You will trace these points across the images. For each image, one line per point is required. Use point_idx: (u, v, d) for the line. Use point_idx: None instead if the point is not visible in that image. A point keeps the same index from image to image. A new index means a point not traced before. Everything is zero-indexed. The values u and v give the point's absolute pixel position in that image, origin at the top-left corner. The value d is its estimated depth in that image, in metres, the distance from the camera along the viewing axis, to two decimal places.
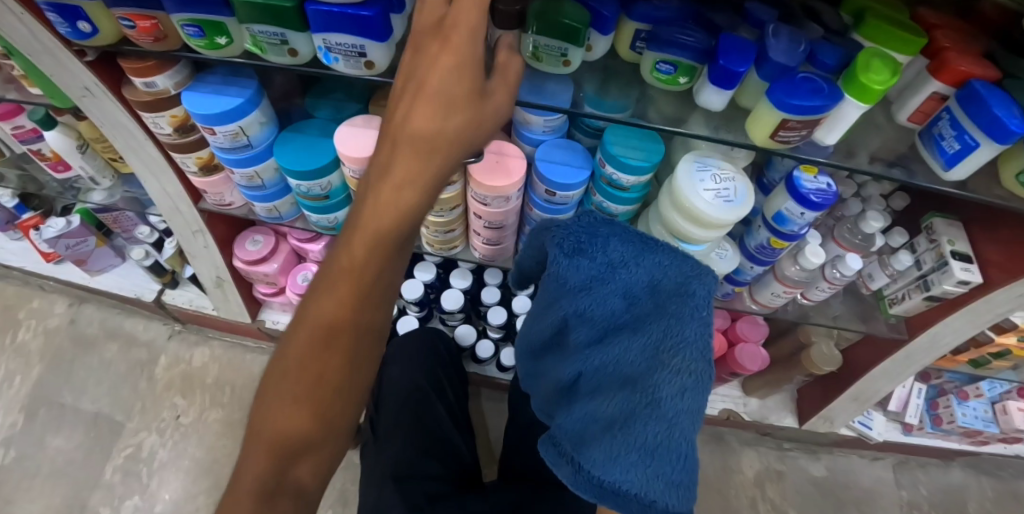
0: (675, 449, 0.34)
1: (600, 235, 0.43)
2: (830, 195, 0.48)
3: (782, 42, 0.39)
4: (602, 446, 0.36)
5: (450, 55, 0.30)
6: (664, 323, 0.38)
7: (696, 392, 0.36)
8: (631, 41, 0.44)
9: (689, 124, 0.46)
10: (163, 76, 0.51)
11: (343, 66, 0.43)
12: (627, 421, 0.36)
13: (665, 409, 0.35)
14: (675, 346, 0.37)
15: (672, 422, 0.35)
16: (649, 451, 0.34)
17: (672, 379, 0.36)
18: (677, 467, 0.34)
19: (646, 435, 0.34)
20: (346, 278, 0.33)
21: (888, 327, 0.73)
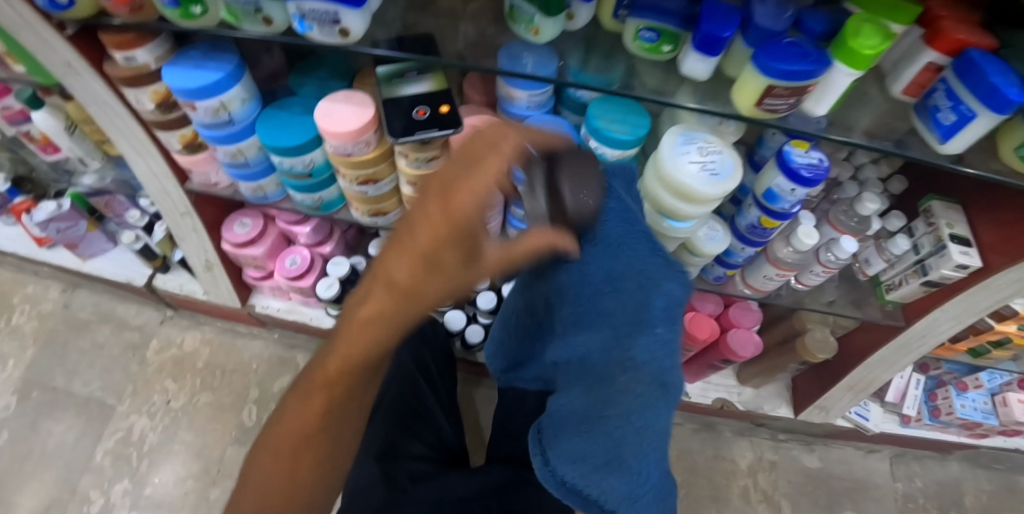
0: (626, 463, 0.34)
1: (577, 200, 0.40)
2: (821, 170, 0.47)
3: (767, 7, 0.38)
4: (564, 445, 0.36)
5: (422, 251, 0.29)
6: (629, 330, 0.33)
7: (653, 411, 0.32)
8: (614, 10, 0.43)
9: (675, 96, 0.45)
10: (144, 50, 0.50)
11: (319, 35, 0.42)
12: (585, 426, 0.35)
13: (617, 427, 0.33)
14: (631, 359, 0.32)
15: (625, 439, 0.33)
16: (602, 465, 0.34)
17: (623, 399, 0.32)
18: (634, 479, 0.34)
19: (597, 450, 0.34)
20: (322, 389, 0.40)
21: (884, 314, 0.71)
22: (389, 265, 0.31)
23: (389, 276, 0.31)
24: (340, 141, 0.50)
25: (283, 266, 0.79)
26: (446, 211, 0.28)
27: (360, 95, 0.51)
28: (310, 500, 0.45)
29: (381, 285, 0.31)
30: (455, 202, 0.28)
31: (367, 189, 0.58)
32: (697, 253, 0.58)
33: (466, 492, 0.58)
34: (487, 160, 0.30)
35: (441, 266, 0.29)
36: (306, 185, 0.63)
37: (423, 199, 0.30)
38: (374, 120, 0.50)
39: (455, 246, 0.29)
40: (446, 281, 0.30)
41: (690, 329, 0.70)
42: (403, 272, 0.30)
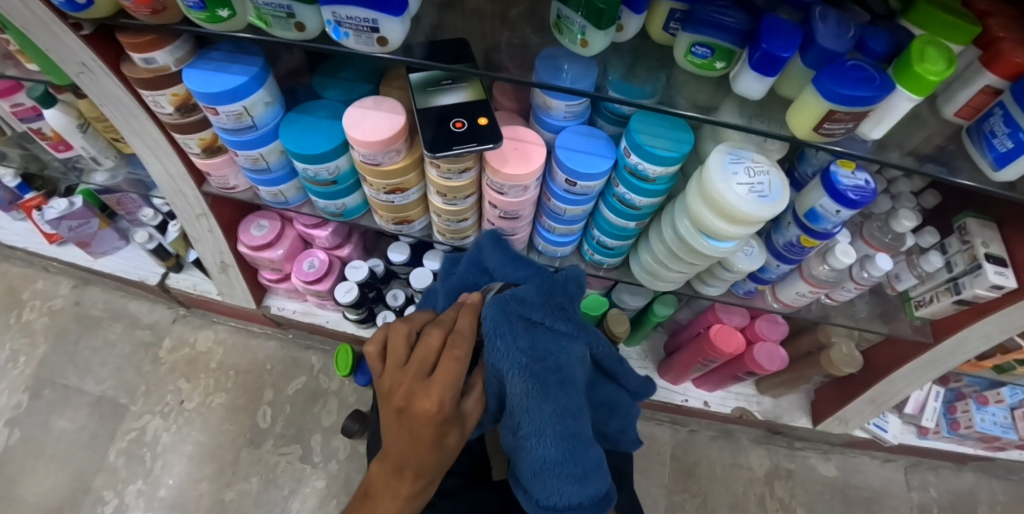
0: (567, 457, 0.40)
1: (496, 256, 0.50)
2: (867, 192, 0.46)
3: (829, 26, 0.36)
4: (522, 471, 0.42)
5: (432, 439, 0.39)
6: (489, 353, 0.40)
7: (558, 389, 0.40)
8: (665, 22, 0.41)
9: (721, 113, 0.43)
10: (163, 52, 0.48)
11: (354, 43, 0.39)
12: (521, 448, 0.41)
13: (533, 427, 0.40)
14: (507, 366, 0.40)
15: (544, 433, 0.40)
16: (559, 472, 0.40)
17: (519, 401, 0.40)
18: (571, 464, 0.40)
19: (536, 457, 0.40)
20: None
21: (913, 329, 0.70)
22: (413, 457, 0.40)
23: (418, 461, 0.40)
24: (369, 150, 0.48)
25: (301, 270, 0.77)
26: (434, 418, 0.37)
27: (390, 102, 0.50)
28: None
29: (414, 469, 0.41)
30: (437, 410, 0.37)
31: (394, 198, 0.56)
32: (731, 269, 0.56)
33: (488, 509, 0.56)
34: (449, 362, 0.39)
35: (449, 433, 0.40)
36: (329, 192, 0.61)
37: (411, 407, 0.38)
38: (405, 129, 0.49)
39: (450, 413, 0.39)
40: (455, 436, 0.41)
41: (716, 342, 0.68)
42: (404, 454, 0.41)
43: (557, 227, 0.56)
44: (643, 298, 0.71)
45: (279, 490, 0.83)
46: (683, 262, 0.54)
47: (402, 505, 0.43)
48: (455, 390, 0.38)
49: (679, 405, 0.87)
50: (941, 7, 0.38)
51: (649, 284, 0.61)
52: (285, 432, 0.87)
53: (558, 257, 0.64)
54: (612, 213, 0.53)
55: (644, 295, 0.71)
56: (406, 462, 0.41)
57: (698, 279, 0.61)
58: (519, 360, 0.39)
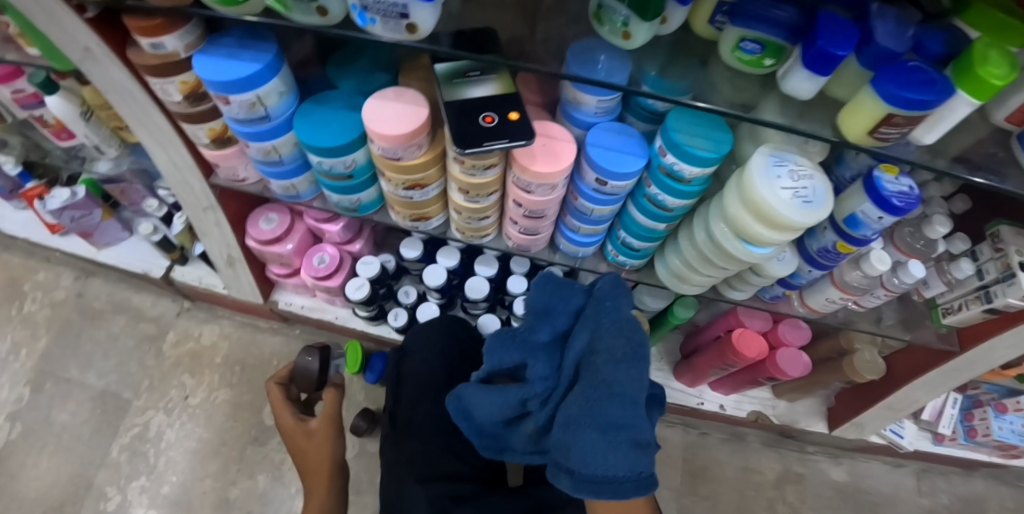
0: (631, 422, 0.39)
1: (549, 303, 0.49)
2: (912, 199, 0.44)
3: (886, 25, 0.34)
4: (577, 443, 0.38)
5: None
6: (586, 320, 0.45)
7: (637, 357, 0.42)
8: (711, 15, 0.39)
9: (763, 113, 0.41)
10: (173, 37, 0.46)
11: (381, 30, 0.37)
12: (588, 413, 0.39)
13: (610, 386, 0.39)
14: (605, 331, 0.43)
15: (620, 396, 0.39)
16: (620, 430, 0.38)
17: (605, 360, 0.41)
18: (636, 429, 0.39)
19: (602, 418, 0.38)
20: None
21: (937, 337, 0.68)
22: None
23: None
24: (391, 143, 0.45)
25: (311, 265, 0.75)
26: None
27: (412, 93, 0.47)
28: None
29: None
30: None
31: (413, 194, 0.54)
32: (762, 274, 0.54)
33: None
34: None
35: None
36: (344, 186, 0.59)
37: None
38: (428, 122, 0.46)
39: None
40: None
41: (738, 346, 0.67)
42: None
43: (582, 227, 0.54)
44: (663, 299, 0.69)
45: (285, 488, 0.81)
46: (713, 266, 0.52)
47: None
48: None
49: (695, 408, 0.86)
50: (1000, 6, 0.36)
51: (673, 287, 0.59)
52: None
53: (580, 257, 0.62)
54: (641, 214, 0.51)
55: (665, 297, 0.69)
56: None
57: (725, 283, 0.59)
58: (614, 329, 0.43)
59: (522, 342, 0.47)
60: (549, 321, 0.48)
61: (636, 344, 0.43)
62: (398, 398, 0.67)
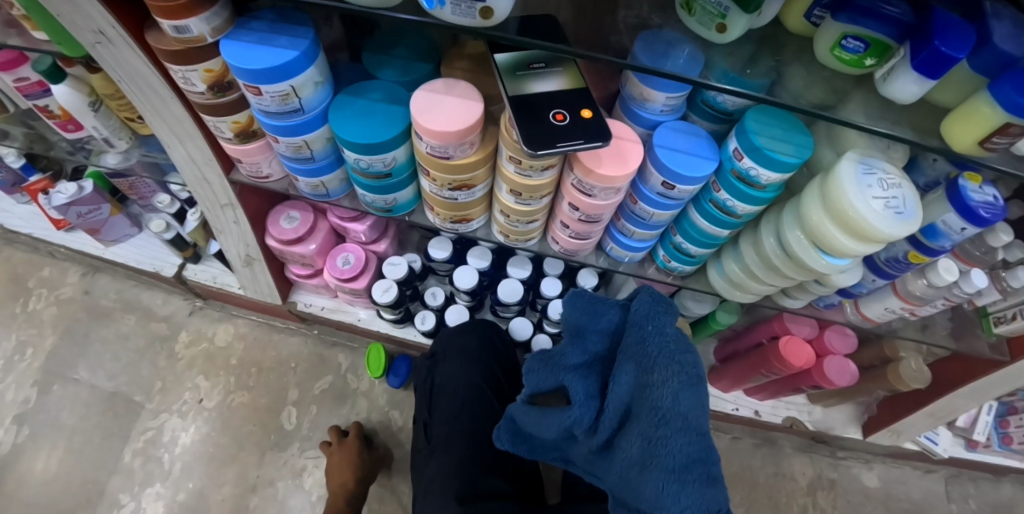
0: (700, 456, 0.36)
1: (585, 314, 0.44)
2: (999, 209, 0.41)
3: (1008, 22, 0.31)
4: (648, 484, 0.37)
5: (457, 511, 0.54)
6: (628, 348, 0.41)
7: (695, 386, 0.38)
8: (808, 7, 0.35)
9: (851, 114, 0.38)
10: (198, 19, 0.41)
11: (449, 14, 0.33)
12: (654, 453, 0.37)
13: (673, 422, 0.37)
14: (654, 360, 0.39)
15: (685, 431, 0.37)
16: (685, 470, 0.36)
17: (663, 393, 0.37)
18: (704, 464, 0.36)
19: (672, 458, 0.36)
20: None
21: (988, 347, 0.66)
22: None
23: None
24: (441, 141, 0.42)
25: (334, 266, 0.72)
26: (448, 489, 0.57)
27: (464, 85, 0.44)
28: None
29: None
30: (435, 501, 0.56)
31: (458, 195, 0.50)
32: (825, 285, 0.51)
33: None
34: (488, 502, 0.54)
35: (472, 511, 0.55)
36: (380, 185, 0.55)
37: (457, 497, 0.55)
38: (481, 118, 0.43)
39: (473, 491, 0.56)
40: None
41: (785, 355, 0.64)
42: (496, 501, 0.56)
43: (636, 231, 0.51)
44: (708, 305, 0.66)
45: (306, 494, 0.78)
46: (777, 275, 0.49)
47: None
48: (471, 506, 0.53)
49: (729, 414, 0.83)
50: None
51: (726, 295, 0.56)
52: (311, 435, 0.82)
53: (625, 262, 0.59)
54: (704, 220, 0.48)
55: (709, 303, 0.66)
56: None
57: (781, 292, 0.56)
58: (665, 355, 0.39)
59: (554, 365, 0.45)
60: (581, 343, 0.44)
61: (690, 371, 0.39)
62: (433, 408, 0.65)
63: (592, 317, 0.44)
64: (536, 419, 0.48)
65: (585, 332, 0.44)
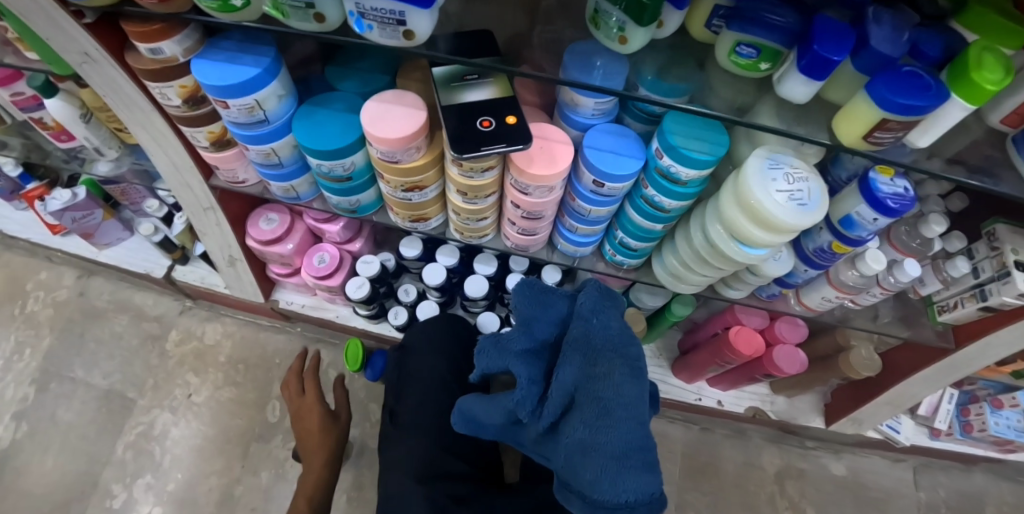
0: (638, 444, 0.41)
1: (536, 304, 0.49)
2: (908, 200, 0.44)
3: (884, 28, 0.34)
4: (589, 467, 0.41)
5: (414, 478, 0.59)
6: (575, 339, 0.46)
7: (635, 380, 0.44)
8: (708, 18, 0.39)
9: (759, 115, 0.41)
10: (171, 42, 0.46)
11: (378, 36, 0.38)
12: (596, 439, 0.41)
13: (615, 410, 0.42)
14: (599, 353, 0.45)
15: (625, 418, 0.42)
16: (624, 455, 0.40)
17: (607, 383, 0.43)
18: (642, 450, 0.41)
19: (615, 443, 0.41)
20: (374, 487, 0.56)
21: (935, 334, 0.69)
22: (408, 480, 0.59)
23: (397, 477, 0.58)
24: (390, 146, 0.46)
25: (310, 265, 0.76)
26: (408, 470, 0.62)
27: (411, 96, 0.47)
28: None
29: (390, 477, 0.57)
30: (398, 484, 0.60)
31: (412, 195, 0.54)
32: (758, 274, 0.55)
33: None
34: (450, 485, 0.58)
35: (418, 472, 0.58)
36: (343, 188, 0.59)
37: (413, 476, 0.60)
38: (426, 125, 0.47)
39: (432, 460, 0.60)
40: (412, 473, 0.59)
41: (736, 344, 0.67)
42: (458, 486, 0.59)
43: (579, 226, 0.55)
44: (661, 297, 0.70)
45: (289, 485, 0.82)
46: (710, 266, 0.53)
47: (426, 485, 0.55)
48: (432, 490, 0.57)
49: (693, 403, 0.87)
50: (995, 8, 0.36)
51: (670, 287, 0.60)
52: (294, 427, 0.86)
53: (578, 257, 0.63)
54: (638, 215, 0.51)
55: (663, 295, 0.69)
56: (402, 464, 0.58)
57: (722, 283, 0.60)
58: (608, 349, 0.45)
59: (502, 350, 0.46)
60: (529, 331, 0.48)
61: (629, 365, 0.44)
62: (400, 395, 0.68)
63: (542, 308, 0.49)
64: (486, 404, 0.51)
65: (534, 321, 0.48)
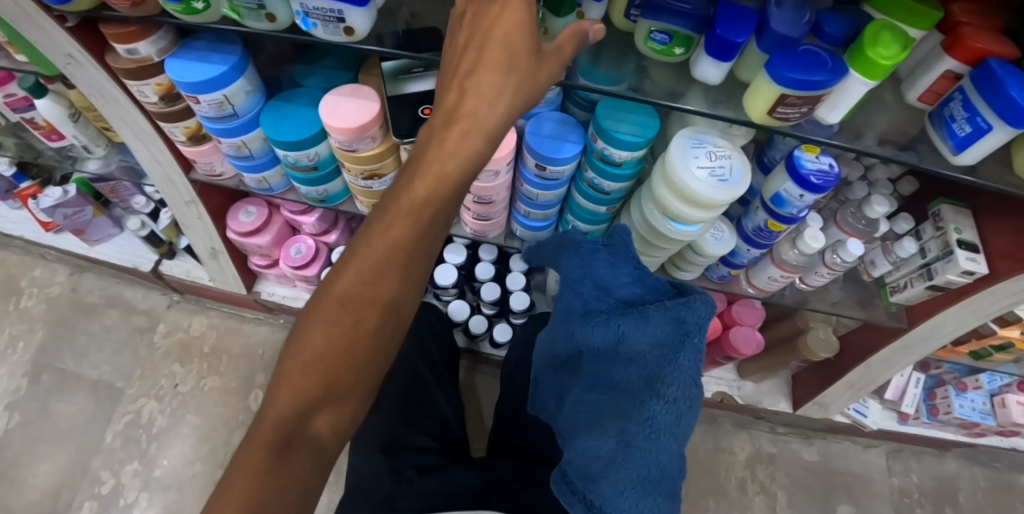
0: (669, 474, 0.38)
1: (619, 266, 0.46)
2: (831, 176, 0.47)
3: (785, 11, 0.37)
4: (609, 479, 0.38)
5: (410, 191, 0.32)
6: (656, 340, 0.40)
7: (690, 413, 0.38)
8: (626, 8, 0.41)
9: (687, 99, 0.44)
10: (146, 42, 0.50)
11: (322, 32, 0.42)
12: (625, 454, 0.38)
13: (660, 437, 0.37)
14: (669, 372, 0.39)
15: (667, 446, 0.38)
16: (652, 483, 0.37)
17: (664, 407, 0.37)
18: (666, 483, 0.38)
19: (643, 467, 0.37)
20: (401, 220, 0.32)
21: (888, 315, 0.70)
22: (392, 214, 0.32)
23: (397, 208, 0.32)
24: (344, 137, 0.50)
25: (288, 255, 0.80)
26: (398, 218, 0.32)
27: (367, 89, 0.51)
28: (352, 396, 0.32)
29: (393, 221, 0.32)
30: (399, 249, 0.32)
31: (372, 184, 0.58)
32: (702, 253, 0.59)
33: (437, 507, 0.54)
34: (412, 455, 0.62)
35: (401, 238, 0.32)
36: (309, 178, 0.62)
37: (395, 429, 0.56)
38: (380, 115, 0.50)
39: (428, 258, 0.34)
40: (404, 226, 0.32)
41: None
42: (419, 456, 0.62)
43: (531, 211, 0.59)
44: None
45: None
46: (654, 246, 0.56)
47: (417, 222, 0.32)
48: (396, 455, 0.61)
49: None
50: None
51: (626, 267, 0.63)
52: None
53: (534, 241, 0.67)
54: (584, 198, 0.55)
55: None
56: (390, 215, 0.32)
57: (673, 264, 0.64)
58: (685, 370, 0.38)
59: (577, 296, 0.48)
60: (606, 298, 0.46)
61: (692, 399, 0.38)
62: None
63: (626, 274, 0.46)
64: (556, 336, 0.52)
65: (613, 286, 0.46)
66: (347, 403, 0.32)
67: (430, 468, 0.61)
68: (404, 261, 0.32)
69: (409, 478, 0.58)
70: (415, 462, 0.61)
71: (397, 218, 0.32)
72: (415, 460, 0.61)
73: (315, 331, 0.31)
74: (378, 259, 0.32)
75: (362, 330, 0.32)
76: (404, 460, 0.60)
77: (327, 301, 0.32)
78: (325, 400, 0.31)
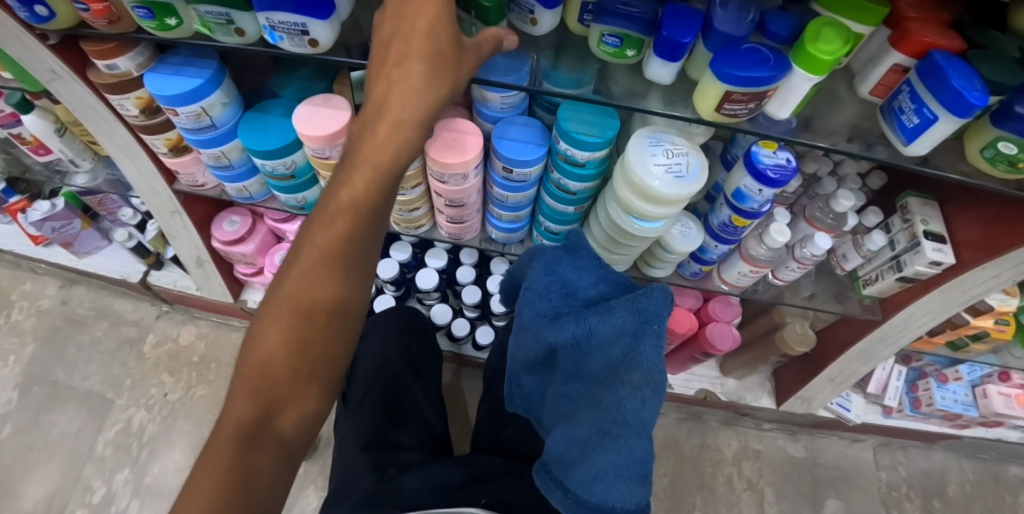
0: (641, 459, 0.39)
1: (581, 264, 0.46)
2: (788, 171, 0.48)
3: (729, 11, 0.38)
4: (583, 466, 0.40)
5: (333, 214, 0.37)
6: (620, 332, 0.39)
7: (657, 399, 0.39)
8: (579, 14, 0.43)
9: (644, 100, 0.45)
10: (125, 58, 0.51)
11: (289, 45, 0.43)
12: (600, 440, 0.39)
13: (631, 423, 0.38)
14: (636, 360, 0.38)
15: (639, 432, 0.38)
16: (627, 467, 0.38)
17: (632, 394, 0.38)
18: (638, 466, 0.39)
19: (618, 452, 0.38)
20: (329, 234, 0.37)
21: (862, 308, 0.71)
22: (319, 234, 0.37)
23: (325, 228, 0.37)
24: (318, 144, 0.51)
25: (273, 263, 0.82)
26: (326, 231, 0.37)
27: (339, 99, 0.52)
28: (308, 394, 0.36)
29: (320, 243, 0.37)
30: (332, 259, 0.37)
31: None
32: (671, 250, 0.60)
33: (421, 503, 0.55)
34: (393, 453, 0.64)
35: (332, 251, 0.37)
36: (288, 186, 0.64)
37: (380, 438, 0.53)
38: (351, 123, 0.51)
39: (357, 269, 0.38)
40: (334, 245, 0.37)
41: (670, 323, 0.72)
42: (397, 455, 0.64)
43: (503, 213, 0.60)
44: None
45: None
46: (622, 245, 0.58)
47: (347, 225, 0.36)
48: (374, 453, 0.63)
49: None
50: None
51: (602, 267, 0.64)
52: None
53: (509, 242, 0.69)
54: (552, 199, 0.56)
55: None
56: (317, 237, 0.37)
57: (645, 262, 0.66)
58: (650, 358, 0.38)
59: (539, 294, 0.46)
60: (570, 294, 0.45)
61: (657, 386, 0.39)
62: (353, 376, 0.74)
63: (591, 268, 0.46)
64: (520, 340, 0.50)
65: (575, 283, 0.45)
66: (305, 397, 0.36)
67: (407, 466, 0.62)
68: (342, 250, 0.37)
69: (387, 475, 0.59)
70: (394, 460, 0.62)
71: (337, 214, 0.36)
72: (396, 459, 0.63)
73: (277, 326, 0.36)
74: (320, 256, 0.37)
75: (311, 325, 0.36)
76: (385, 460, 0.62)
77: (281, 304, 0.36)
78: (279, 399, 0.35)
